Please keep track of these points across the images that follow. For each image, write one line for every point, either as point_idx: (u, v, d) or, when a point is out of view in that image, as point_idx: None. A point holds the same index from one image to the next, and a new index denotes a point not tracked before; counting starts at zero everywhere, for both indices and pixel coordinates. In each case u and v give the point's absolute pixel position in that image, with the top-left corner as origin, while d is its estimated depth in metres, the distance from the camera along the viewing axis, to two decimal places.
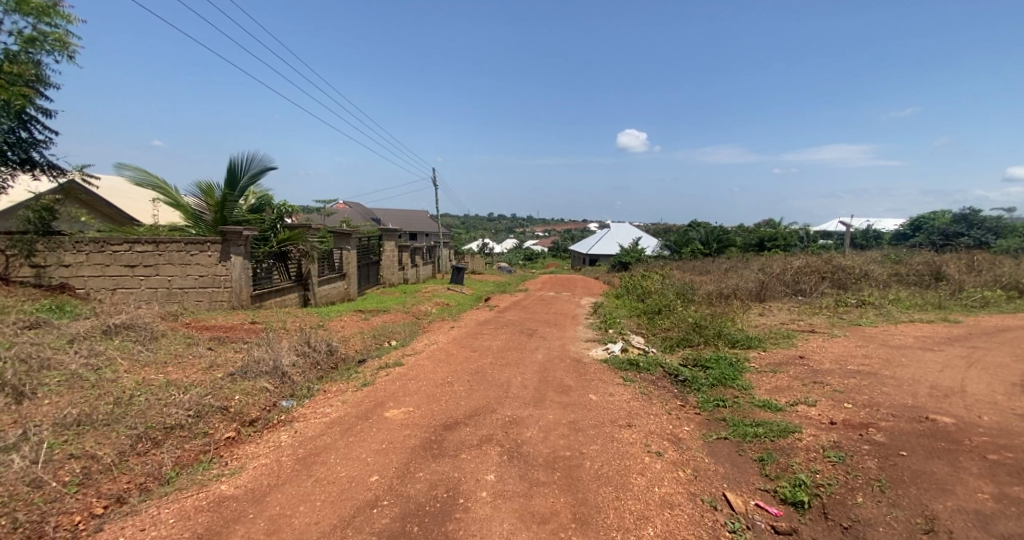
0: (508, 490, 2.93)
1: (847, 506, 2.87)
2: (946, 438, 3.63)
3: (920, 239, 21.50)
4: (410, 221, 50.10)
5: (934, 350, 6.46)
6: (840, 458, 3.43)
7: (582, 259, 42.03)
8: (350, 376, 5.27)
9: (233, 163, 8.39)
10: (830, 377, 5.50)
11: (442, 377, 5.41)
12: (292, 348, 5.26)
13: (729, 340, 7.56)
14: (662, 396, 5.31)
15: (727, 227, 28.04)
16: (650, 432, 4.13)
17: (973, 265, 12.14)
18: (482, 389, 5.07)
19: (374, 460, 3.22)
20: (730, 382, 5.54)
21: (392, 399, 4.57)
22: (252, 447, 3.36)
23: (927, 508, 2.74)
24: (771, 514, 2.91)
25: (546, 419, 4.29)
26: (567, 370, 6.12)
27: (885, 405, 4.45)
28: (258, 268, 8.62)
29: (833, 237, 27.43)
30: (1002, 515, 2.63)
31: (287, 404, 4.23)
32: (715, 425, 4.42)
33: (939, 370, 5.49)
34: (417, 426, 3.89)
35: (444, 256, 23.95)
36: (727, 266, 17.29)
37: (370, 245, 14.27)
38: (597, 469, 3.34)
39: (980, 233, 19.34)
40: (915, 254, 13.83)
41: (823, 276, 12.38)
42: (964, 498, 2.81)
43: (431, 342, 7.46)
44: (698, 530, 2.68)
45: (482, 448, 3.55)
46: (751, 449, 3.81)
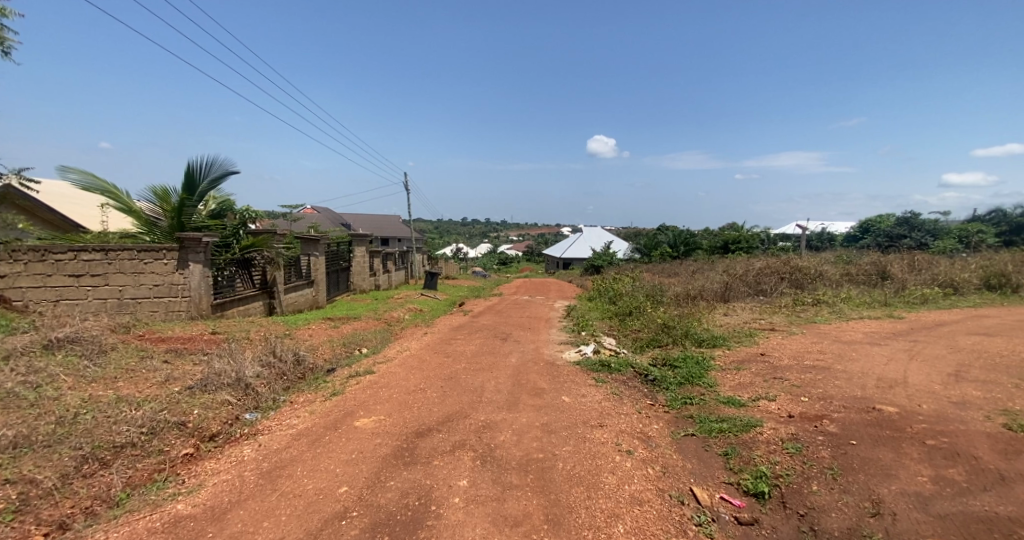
0: (481, 494, 2.94)
1: (804, 495, 3.03)
2: (891, 426, 3.88)
3: (869, 240, 22.95)
4: (380, 226, 49.22)
5: (881, 345, 6.90)
6: (797, 449, 3.62)
7: (555, 263, 42.48)
8: (318, 387, 5.13)
9: (192, 168, 8.06)
10: (788, 373, 5.79)
11: (415, 384, 5.36)
12: (256, 360, 5.06)
13: (696, 340, 7.85)
14: (632, 396, 5.45)
15: (693, 231, 29.11)
16: (621, 431, 4.23)
17: (915, 264, 13.07)
18: (456, 395, 5.04)
19: (343, 471, 3.16)
20: (696, 380, 5.73)
21: (363, 407, 4.49)
22: (212, 463, 3.22)
23: (874, 493, 2.93)
24: (734, 505, 3.04)
25: (520, 423, 4.31)
26: (540, 373, 6.19)
27: (838, 397, 4.72)
28: (220, 276, 8.26)
29: (791, 239, 28.93)
30: (940, 495, 2.84)
31: (252, 416, 4.09)
32: (683, 422, 4.57)
33: (884, 363, 5.88)
34: (388, 435, 3.83)
35: (417, 262, 23.66)
36: (693, 268, 17.91)
37: (339, 251, 13.95)
38: (569, 469, 3.40)
39: (920, 235, 20.89)
40: (863, 255, 14.75)
41: (783, 276, 13.03)
42: (906, 481, 3.02)
43: (404, 348, 7.38)
44: (666, 525, 2.77)
45: (456, 454, 3.54)
46: (717, 444, 3.95)
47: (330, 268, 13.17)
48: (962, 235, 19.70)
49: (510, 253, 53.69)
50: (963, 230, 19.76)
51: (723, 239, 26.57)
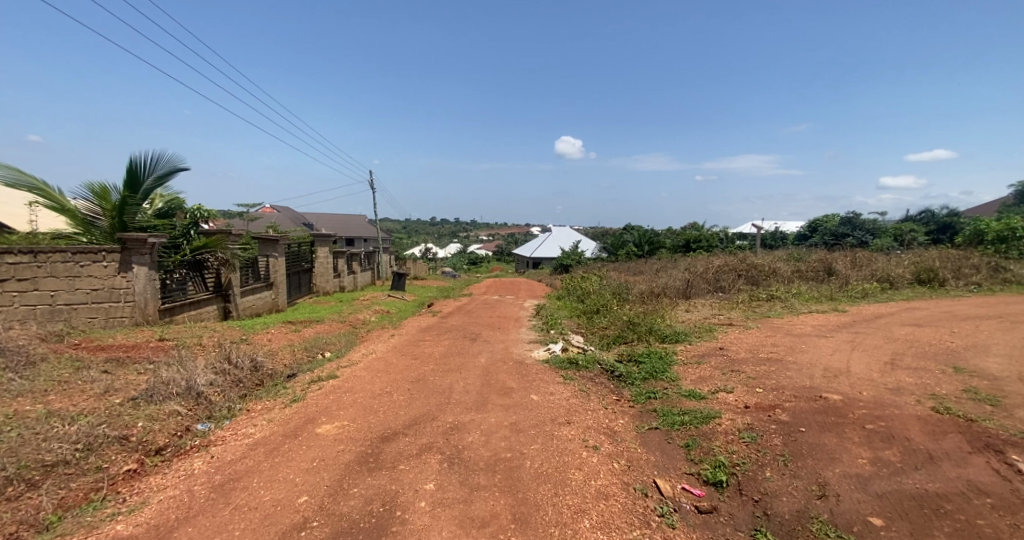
0: (448, 497, 2.91)
1: (758, 481, 3.18)
2: (836, 413, 4.14)
3: (816, 238, 24.39)
4: (344, 226, 47.86)
5: (827, 337, 7.34)
6: (752, 438, 3.80)
7: (525, 262, 42.65)
8: (277, 393, 4.92)
9: (135, 163, 7.54)
10: (745, 365, 6.07)
11: (381, 387, 5.24)
12: (209, 367, 4.80)
13: (660, 336, 8.09)
14: (599, 392, 5.55)
15: (656, 231, 30.00)
16: (588, 427, 4.30)
17: (857, 260, 13.99)
18: (424, 397, 4.97)
19: (303, 480, 3.04)
20: (660, 375, 5.91)
21: (326, 413, 4.35)
22: (159, 478, 3.03)
23: (820, 476, 3.12)
24: (695, 495, 3.15)
25: (488, 423, 4.30)
26: (509, 372, 6.20)
27: (789, 388, 5.00)
28: (169, 279, 7.78)
29: (747, 238, 30.30)
30: (878, 475, 3.06)
31: (204, 427, 3.87)
32: (647, 416, 4.69)
33: (830, 354, 6.26)
34: (352, 441, 3.73)
35: (384, 262, 23.18)
36: (657, 267, 18.44)
37: (300, 252, 13.45)
38: (537, 468, 3.42)
39: (861, 234, 22.40)
40: (812, 252, 15.67)
41: (739, 273, 13.65)
42: (848, 464, 3.24)
43: (370, 351, 7.21)
44: (631, 518, 2.84)
45: (422, 457, 3.49)
46: (679, 436, 4.09)
47: (291, 269, 12.68)
48: (896, 235, 21.28)
49: (479, 253, 53.42)
50: (898, 229, 21.34)
51: (685, 238, 27.51)
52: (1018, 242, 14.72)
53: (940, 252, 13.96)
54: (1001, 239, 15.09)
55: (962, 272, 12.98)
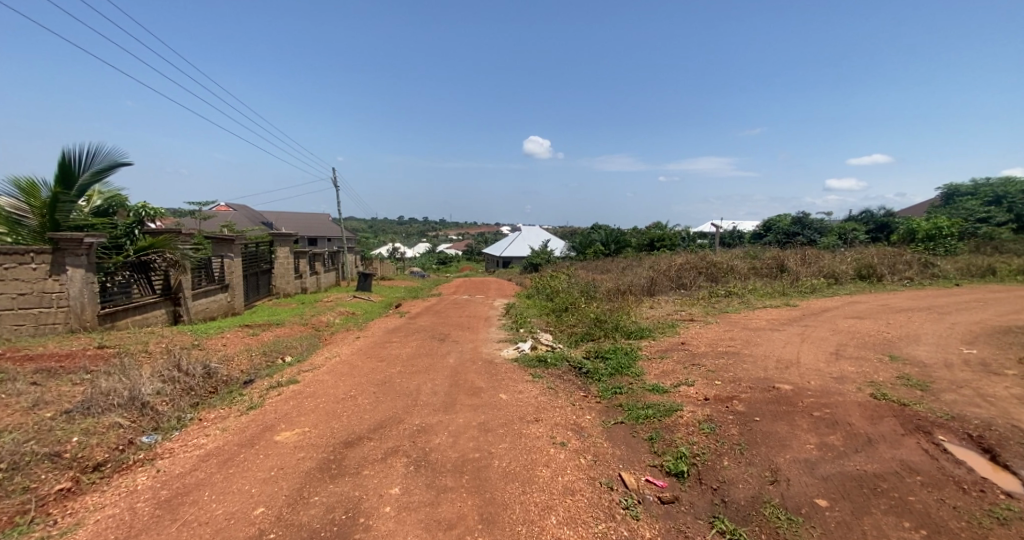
0: (414, 501, 2.86)
1: (716, 470, 3.32)
2: (787, 402, 4.38)
3: (769, 236, 25.69)
4: (306, 225, 46.21)
5: (779, 330, 7.74)
6: (711, 429, 3.96)
7: (495, 262, 42.63)
8: (232, 401, 4.69)
9: (68, 157, 6.98)
10: (704, 359, 6.31)
11: (345, 391, 5.10)
12: (156, 375, 4.51)
13: (625, 332, 8.28)
14: (567, 389, 5.62)
15: (622, 230, 30.70)
16: (556, 424, 4.34)
17: (807, 257, 14.83)
18: (390, 400, 4.87)
19: (259, 491, 2.91)
20: (625, 370, 6.05)
21: (285, 420, 4.19)
22: (97, 497, 2.83)
23: (772, 462, 3.28)
24: (658, 486, 3.25)
25: (456, 424, 4.26)
26: (478, 372, 6.17)
27: (745, 379, 5.23)
28: (110, 282, 7.26)
29: (707, 237, 31.52)
30: (824, 459, 3.26)
31: (150, 439, 3.64)
32: (613, 411, 4.79)
33: (782, 346, 6.60)
34: (314, 447, 3.61)
35: (349, 262, 22.56)
36: (623, 265, 18.86)
37: (259, 252, 12.87)
38: (505, 467, 3.42)
39: (810, 233, 23.78)
40: (766, 250, 16.47)
41: (700, 271, 14.17)
42: (797, 449, 3.43)
43: (334, 354, 6.99)
44: (596, 512, 2.89)
45: (387, 461, 3.42)
46: (643, 430, 4.20)
47: (248, 270, 12.10)
48: (841, 234, 22.72)
49: (450, 253, 52.81)
50: (842, 229, 22.80)
51: (650, 237, 28.29)
52: (945, 240, 16.02)
53: (879, 249, 14.98)
54: (931, 237, 16.39)
55: (898, 267, 13.98)
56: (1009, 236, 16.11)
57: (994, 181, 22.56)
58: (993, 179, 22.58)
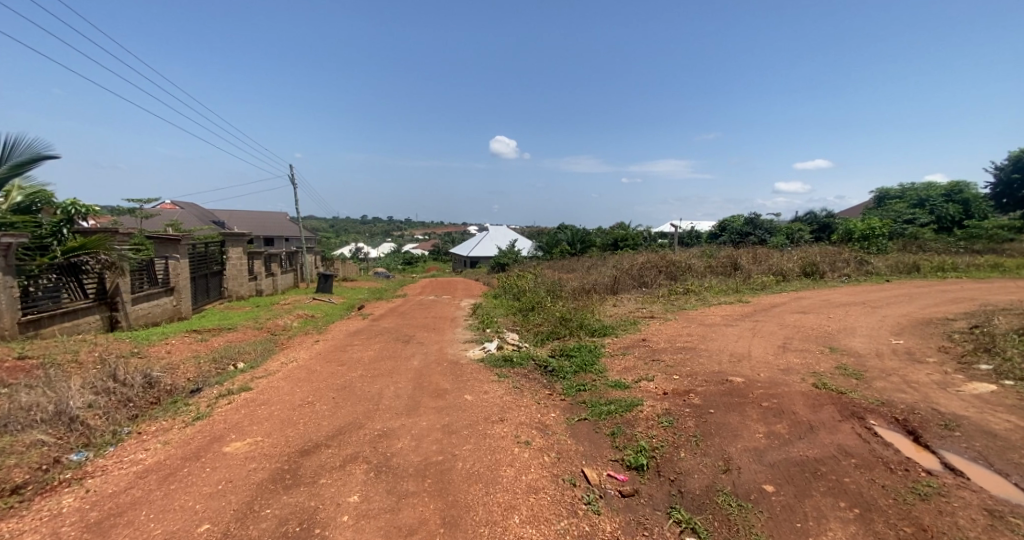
0: (373, 508, 2.79)
1: (674, 461, 3.43)
2: (739, 394, 4.59)
3: (725, 236, 26.91)
4: (261, 224, 44.11)
5: (733, 325, 8.12)
6: (669, 422, 4.09)
7: (461, 261, 42.31)
8: (177, 411, 4.40)
9: None
10: (664, 355, 6.52)
11: (303, 397, 4.90)
12: (88, 386, 4.16)
13: (590, 330, 8.43)
14: (532, 388, 5.65)
15: (586, 230, 31.24)
16: (520, 423, 4.35)
17: (759, 256, 15.64)
18: (350, 405, 4.73)
19: (204, 507, 2.74)
20: (589, 368, 6.14)
21: (235, 430, 3.97)
22: (14, 523, 2.57)
23: (725, 452, 3.44)
24: (619, 480, 3.32)
25: (419, 427, 4.19)
26: (443, 374, 6.09)
27: (701, 373, 5.45)
28: (35, 286, 6.64)
29: (667, 237, 32.63)
30: (771, 446, 3.44)
31: (79, 457, 3.35)
32: (577, 408, 4.86)
33: (735, 341, 6.93)
34: (266, 457, 3.44)
35: (308, 263, 21.72)
36: (588, 264, 19.18)
37: (208, 252, 12.15)
38: (468, 468, 3.39)
39: (760, 233, 25.10)
40: (722, 249, 17.24)
41: (660, 270, 14.64)
42: (748, 438, 3.60)
43: (292, 359, 6.70)
44: (559, 509, 2.92)
45: (346, 468, 3.30)
46: (605, 425, 4.28)
47: (196, 272, 11.40)
48: (788, 233, 24.12)
49: (415, 253, 51.95)
50: (789, 229, 24.20)
51: (614, 237, 28.98)
52: (878, 240, 17.33)
53: (821, 248, 16.01)
54: (866, 237, 17.69)
55: (838, 265, 14.99)
56: (931, 236, 17.67)
57: (919, 185, 24.65)
58: (918, 184, 24.67)
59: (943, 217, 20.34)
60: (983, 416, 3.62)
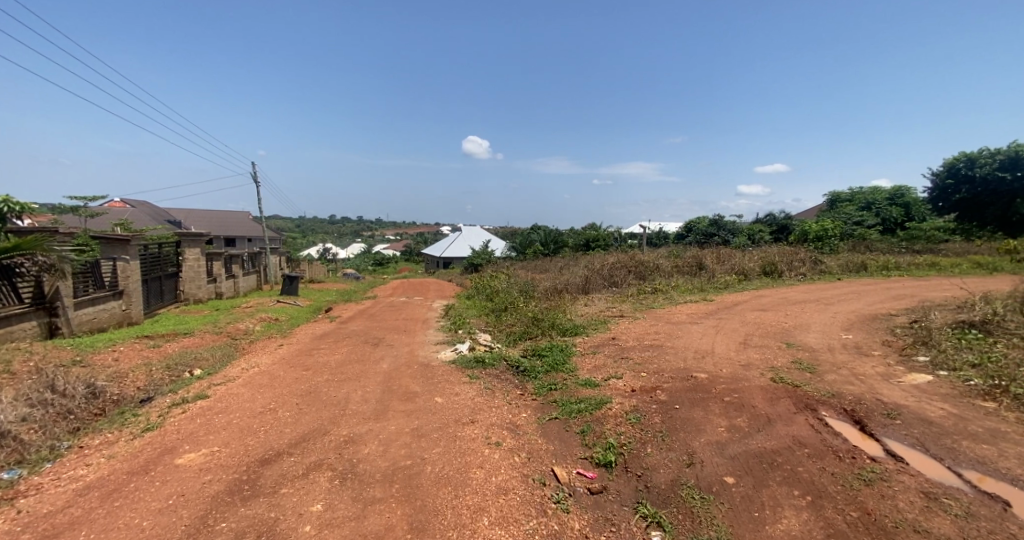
0: (337, 516, 2.71)
1: (641, 457, 3.50)
2: (702, 389, 4.74)
3: (691, 236, 27.76)
4: (221, 224, 42.21)
5: (698, 323, 8.38)
6: (637, 418, 4.18)
7: (434, 262, 41.88)
8: (124, 423, 4.14)
9: None
10: (632, 353, 6.65)
11: (265, 404, 4.71)
12: (22, 399, 3.85)
13: (561, 329, 8.51)
14: (503, 388, 5.64)
15: (558, 231, 31.53)
16: (491, 425, 4.34)
17: (723, 256, 16.22)
18: (315, 411, 4.58)
19: (153, 523, 2.59)
20: (560, 367, 6.20)
21: (190, 440, 3.78)
22: None
23: (689, 446, 3.54)
24: (588, 478, 3.36)
25: (387, 431, 4.10)
26: (413, 376, 6.00)
27: (668, 370, 5.60)
28: None
29: (637, 237, 33.38)
30: (732, 439, 3.57)
31: (10, 476, 3.09)
32: (548, 407, 4.89)
33: (699, 338, 7.15)
34: (224, 468, 3.28)
35: (272, 264, 20.96)
36: (561, 264, 19.40)
37: (161, 253, 11.51)
38: (438, 472, 3.35)
39: (724, 234, 26.06)
40: (688, 249, 17.79)
41: (630, 269, 14.96)
42: (710, 432, 3.72)
43: (254, 364, 6.44)
44: (528, 509, 2.93)
45: (310, 477, 3.20)
46: (575, 424, 4.32)
47: (148, 274, 10.77)
48: (750, 234, 25.16)
49: (386, 253, 50.99)
50: (751, 231, 25.22)
51: (586, 238, 29.43)
52: (831, 241, 18.31)
53: (779, 248, 16.77)
54: (821, 238, 18.67)
55: (795, 264, 15.74)
56: (877, 237, 18.84)
57: (867, 189, 26.24)
58: (866, 188, 26.26)
59: (888, 219, 21.74)
60: (921, 405, 3.88)
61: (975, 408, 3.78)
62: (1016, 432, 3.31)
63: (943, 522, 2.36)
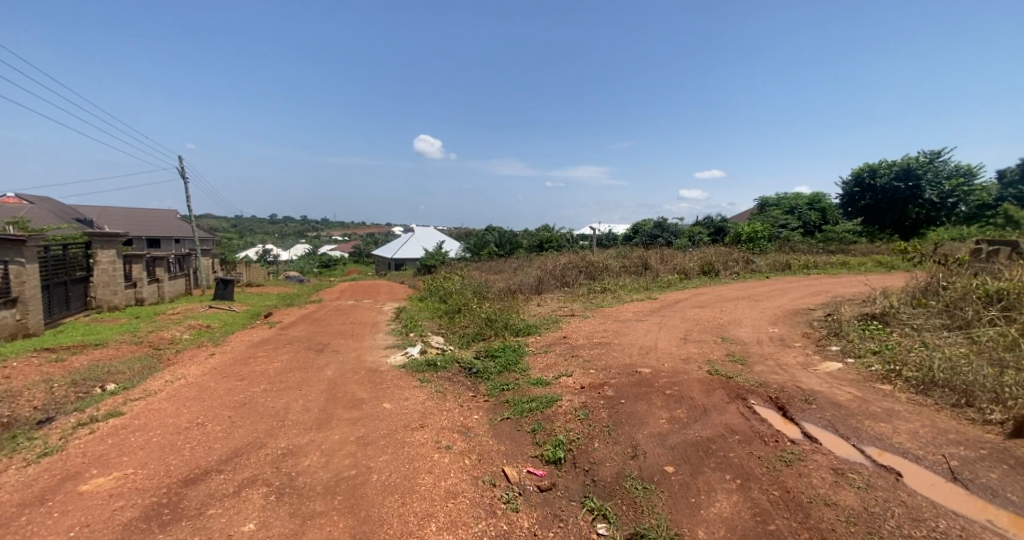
0: (272, 535, 2.55)
1: (588, 452, 3.59)
2: (646, 383, 4.95)
3: (638, 237, 28.94)
4: (144, 223, 38.58)
5: (643, 320, 8.74)
6: (585, 414, 4.28)
7: (385, 264, 40.77)
8: (17, 448, 3.65)
9: None
10: (582, 350, 6.81)
11: (193, 419, 4.35)
12: None
13: (513, 329, 8.55)
14: (455, 391, 5.57)
15: (511, 232, 31.71)
16: (441, 428, 4.27)
17: (667, 257, 17.07)
18: (251, 423, 4.29)
19: None
20: (512, 367, 6.22)
21: (101, 463, 3.41)
22: None
23: (634, 439, 3.67)
24: (537, 476, 3.39)
25: (331, 441, 3.92)
26: (360, 383, 5.78)
27: (615, 366, 5.78)
28: None
29: (587, 238, 34.32)
30: (673, 430, 3.75)
31: None
32: (500, 408, 4.89)
33: (644, 334, 7.47)
34: (142, 492, 3.00)
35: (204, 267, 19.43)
36: (514, 265, 19.54)
37: (67, 256, 10.30)
38: (384, 480, 3.25)
39: (668, 235, 27.43)
40: (636, 249, 18.54)
41: (580, 269, 15.35)
42: (653, 425, 3.88)
43: (180, 376, 5.93)
44: (478, 511, 2.91)
45: (242, 494, 2.99)
46: (526, 423, 4.35)
47: (50, 280, 9.61)
48: (691, 236, 26.67)
49: (332, 255, 48.92)
50: (692, 233, 26.74)
51: (538, 239, 29.83)
52: (761, 242, 19.79)
53: (715, 249, 17.86)
54: (752, 240, 20.14)
55: (729, 264, 16.83)
56: (799, 239, 20.63)
57: (790, 195, 28.66)
58: (790, 194, 28.68)
59: (807, 222, 23.84)
60: (832, 390, 4.28)
61: (875, 391, 4.23)
62: (907, 411, 3.73)
63: (849, 495, 2.61)
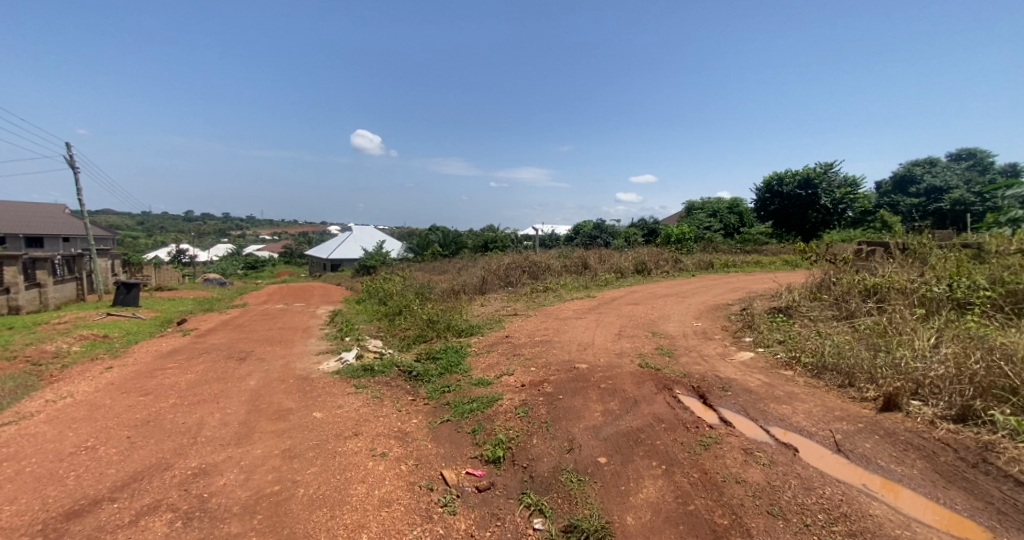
0: None
1: (526, 449, 3.62)
2: (583, 378, 5.09)
3: (578, 237, 29.86)
4: (25, 219, 33.48)
5: (582, 317, 9.02)
6: (525, 412, 4.31)
7: (320, 265, 38.67)
8: None
9: None
10: (523, 349, 6.87)
11: (82, 443, 3.82)
12: None
13: (455, 330, 8.44)
14: (393, 395, 5.39)
15: (455, 232, 31.35)
16: (377, 435, 4.10)
17: (606, 256, 17.77)
18: (158, 442, 3.86)
19: None
20: (454, 368, 6.13)
21: None
22: None
23: (570, 433, 3.76)
24: (476, 476, 3.36)
25: (253, 456, 3.63)
26: (288, 392, 5.41)
27: (554, 363, 5.89)
28: None
29: (530, 238, 34.85)
30: (607, 423, 3.88)
31: None
32: (440, 410, 4.80)
33: (582, 331, 7.70)
34: (10, 533, 2.57)
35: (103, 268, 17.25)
36: (458, 265, 19.37)
37: None
38: (312, 493, 3.06)
39: (606, 236, 28.61)
40: (576, 249, 19.14)
41: (523, 269, 15.51)
42: (589, 419, 4.00)
43: (66, 394, 5.18)
44: (413, 517, 2.83)
45: (142, 524, 2.67)
46: (466, 423, 4.31)
47: None
48: (627, 236, 28.02)
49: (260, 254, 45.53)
50: (628, 233, 28.11)
51: (483, 239, 29.83)
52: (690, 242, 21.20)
53: (649, 250, 18.86)
54: (682, 241, 21.54)
55: (661, 263, 17.84)
56: (721, 240, 22.42)
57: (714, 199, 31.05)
58: (714, 198, 31.07)
59: (728, 225, 25.95)
60: (746, 377, 4.68)
61: (779, 376, 4.68)
62: (804, 392, 4.17)
63: (756, 471, 2.86)
